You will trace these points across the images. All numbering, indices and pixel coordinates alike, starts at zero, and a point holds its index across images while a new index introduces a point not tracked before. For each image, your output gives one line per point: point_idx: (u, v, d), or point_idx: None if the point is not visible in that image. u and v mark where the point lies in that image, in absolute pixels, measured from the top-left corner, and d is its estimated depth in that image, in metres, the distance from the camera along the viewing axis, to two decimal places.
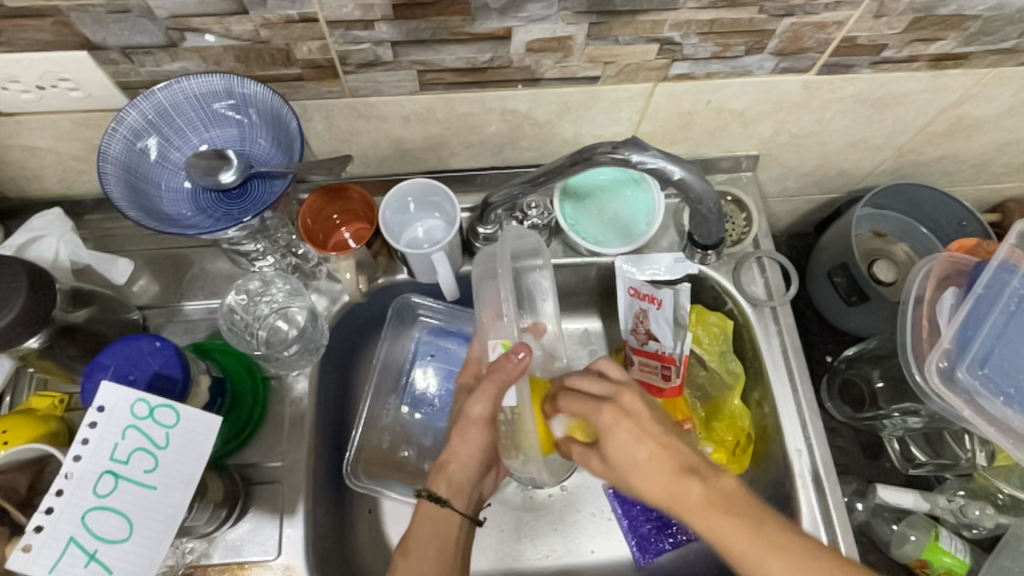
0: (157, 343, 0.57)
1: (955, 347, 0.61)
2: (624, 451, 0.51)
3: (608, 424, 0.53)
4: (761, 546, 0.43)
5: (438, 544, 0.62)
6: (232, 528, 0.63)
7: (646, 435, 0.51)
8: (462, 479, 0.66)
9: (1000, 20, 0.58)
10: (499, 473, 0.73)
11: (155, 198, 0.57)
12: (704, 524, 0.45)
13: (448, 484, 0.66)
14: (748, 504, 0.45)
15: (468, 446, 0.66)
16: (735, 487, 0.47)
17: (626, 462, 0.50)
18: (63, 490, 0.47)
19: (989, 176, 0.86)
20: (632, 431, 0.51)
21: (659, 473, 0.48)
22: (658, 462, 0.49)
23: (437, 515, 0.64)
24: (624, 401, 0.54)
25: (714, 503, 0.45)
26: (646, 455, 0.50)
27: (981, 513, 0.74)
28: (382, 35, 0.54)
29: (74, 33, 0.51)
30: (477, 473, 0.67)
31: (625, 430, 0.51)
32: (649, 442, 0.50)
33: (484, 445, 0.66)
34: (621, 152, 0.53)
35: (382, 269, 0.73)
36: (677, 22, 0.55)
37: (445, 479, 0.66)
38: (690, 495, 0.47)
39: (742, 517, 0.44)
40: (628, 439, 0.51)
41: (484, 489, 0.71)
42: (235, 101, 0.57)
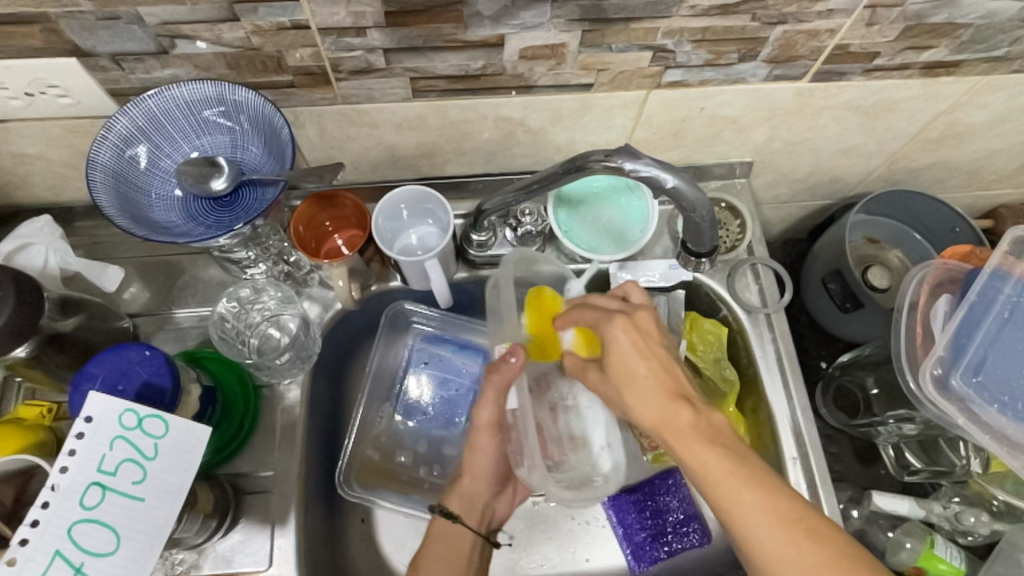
0: (146, 352, 0.56)
1: (949, 354, 0.61)
2: (627, 366, 0.52)
3: (614, 332, 0.53)
4: (738, 476, 0.44)
5: (449, 558, 0.65)
6: (222, 539, 0.63)
7: (650, 356, 0.52)
8: (473, 495, 0.70)
9: (992, 28, 0.58)
10: (521, 489, 0.74)
11: (145, 205, 0.56)
12: (688, 449, 0.47)
13: (461, 500, 0.70)
14: (734, 440, 0.47)
15: (478, 461, 0.70)
16: (726, 425, 0.48)
17: (625, 376, 0.51)
18: (49, 502, 0.47)
19: (982, 182, 0.87)
20: (637, 346, 0.52)
21: (654, 393, 0.50)
22: (656, 382, 0.50)
23: (447, 530, 0.68)
24: (635, 319, 0.54)
25: (702, 430, 0.47)
26: (647, 377, 0.51)
27: (976, 520, 0.74)
28: (374, 42, 0.54)
29: (63, 39, 0.51)
30: (489, 489, 0.71)
31: (629, 344, 0.52)
32: (649, 362, 0.51)
33: (496, 459, 0.70)
34: (614, 160, 0.53)
35: (375, 276, 0.73)
36: (670, 30, 0.55)
37: (457, 494, 0.70)
38: (684, 418, 0.48)
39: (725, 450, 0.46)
40: (631, 352, 0.52)
41: (501, 508, 0.73)
42: (226, 107, 0.56)
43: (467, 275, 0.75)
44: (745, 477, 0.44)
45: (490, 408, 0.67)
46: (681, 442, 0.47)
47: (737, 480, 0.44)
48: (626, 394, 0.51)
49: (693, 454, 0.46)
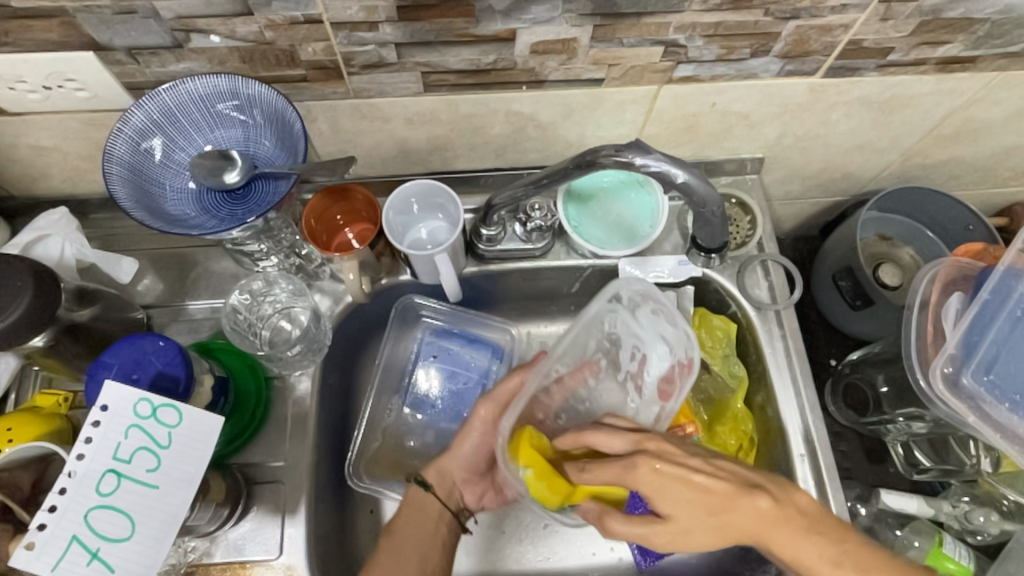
0: (160, 343, 0.57)
1: (960, 352, 0.61)
2: (685, 506, 0.50)
3: (648, 481, 0.50)
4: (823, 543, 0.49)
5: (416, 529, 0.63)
6: (233, 527, 0.64)
7: (688, 475, 0.50)
8: (450, 471, 0.67)
9: (1009, 23, 0.57)
10: (494, 496, 0.70)
11: (160, 198, 0.57)
12: (795, 556, 0.49)
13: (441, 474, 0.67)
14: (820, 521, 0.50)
15: (469, 445, 0.67)
16: (808, 503, 0.51)
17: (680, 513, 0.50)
18: (66, 488, 0.48)
19: (996, 180, 0.86)
20: (678, 479, 0.50)
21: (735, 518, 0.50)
22: (706, 502, 0.50)
23: (421, 498, 0.65)
24: (652, 447, 0.53)
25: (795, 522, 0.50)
26: (704, 508, 0.50)
27: (985, 520, 0.73)
28: (386, 36, 0.54)
29: (81, 33, 0.52)
30: (467, 474, 0.68)
31: (671, 482, 0.50)
32: (696, 481, 0.50)
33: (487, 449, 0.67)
34: (624, 155, 0.53)
35: (386, 269, 0.74)
36: (682, 24, 0.55)
37: (437, 469, 0.67)
38: (762, 512, 0.50)
39: (823, 535, 0.49)
40: (673, 488, 0.50)
41: (470, 497, 0.69)
42: (239, 101, 0.57)
43: (476, 269, 0.75)
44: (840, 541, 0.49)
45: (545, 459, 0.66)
46: (785, 549, 0.50)
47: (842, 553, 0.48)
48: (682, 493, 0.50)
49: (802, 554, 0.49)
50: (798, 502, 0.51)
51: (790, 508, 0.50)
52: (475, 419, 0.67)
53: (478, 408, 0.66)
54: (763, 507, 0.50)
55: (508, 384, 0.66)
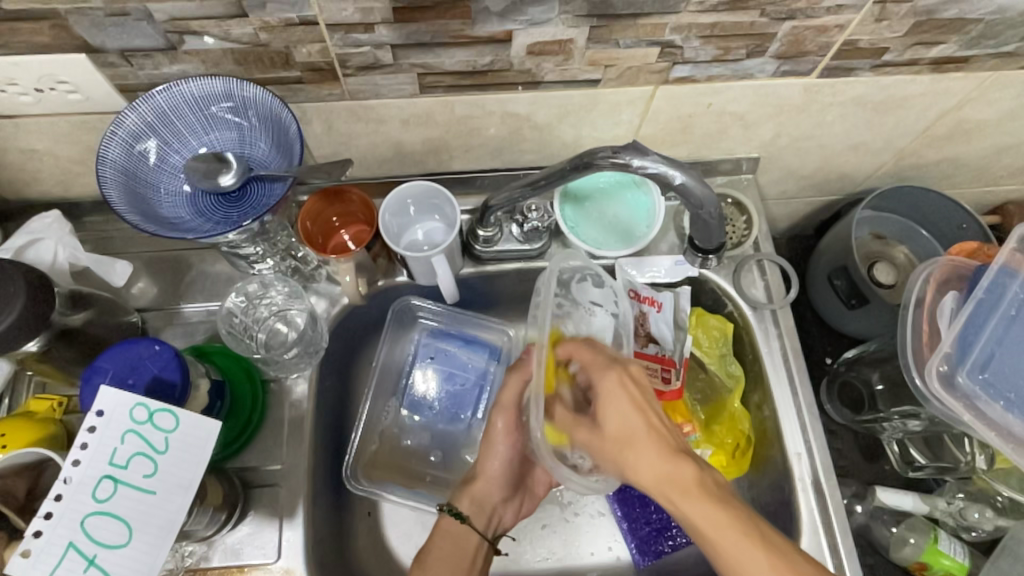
0: (156, 347, 0.57)
1: (955, 351, 0.61)
2: (621, 423, 0.52)
3: (609, 387, 0.54)
4: (733, 523, 0.45)
5: (453, 560, 0.64)
6: (231, 531, 0.63)
7: (646, 409, 0.52)
8: (484, 496, 0.69)
9: (1002, 24, 0.58)
10: (528, 500, 0.73)
11: (154, 201, 0.57)
12: (687, 514, 0.46)
13: (471, 501, 0.69)
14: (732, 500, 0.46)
15: (495, 461, 0.70)
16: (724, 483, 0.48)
17: (619, 428, 0.52)
18: (62, 495, 0.47)
19: (989, 178, 0.86)
20: (632, 401, 0.53)
21: (651, 453, 0.49)
22: (652, 435, 0.50)
23: (455, 530, 0.67)
24: (633, 376, 0.55)
25: (702, 486, 0.47)
26: (639, 436, 0.51)
27: (980, 516, 0.75)
28: (382, 38, 0.54)
29: (73, 36, 0.51)
30: (501, 492, 0.70)
31: (625, 395, 0.53)
32: (647, 417, 0.52)
33: (513, 459, 0.70)
34: (621, 157, 0.53)
35: (382, 271, 0.73)
36: (678, 25, 0.55)
37: (467, 495, 0.69)
38: (677, 480, 0.48)
39: (723, 505, 0.46)
40: (623, 408, 0.53)
41: (507, 515, 0.71)
42: (234, 104, 0.57)
43: (473, 271, 0.75)
44: (758, 541, 0.44)
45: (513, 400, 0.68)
46: (685, 500, 0.47)
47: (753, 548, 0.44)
48: (630, 410, 0.52)
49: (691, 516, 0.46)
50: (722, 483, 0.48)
51: (707, 477, 0.48)
52: (494, 435, 0.70)
53: (495, 419, 0.70)
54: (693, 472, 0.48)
55: (511, 389, 0.68)
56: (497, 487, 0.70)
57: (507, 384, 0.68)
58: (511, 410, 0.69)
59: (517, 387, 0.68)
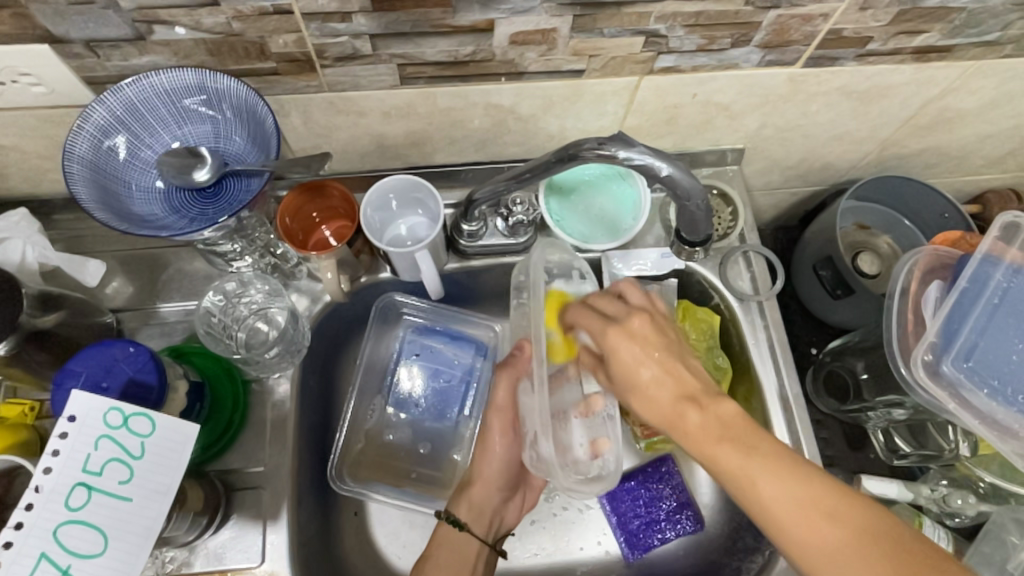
0: (131, 349, 0.55)
1: (940, 341, 0.61)
2: (636, 372, 0.52)
3: (611, 344, 0.53)
4: (762, 471, 0.45)
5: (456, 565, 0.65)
6: (213, 535, 0.62)
7: (650, 357, 0.52)
8: (483, 502, 0.68)
9: (984, 12, 0.58)
10: (530, 495, 0.73)
11: (126, 198, 0.55)
12: (709, 452, 0.47)
13: (470, 508, 0.68)
14: (746, 430, 0.47)
15: (492, 463, 0.69)
16: (734, 414, 0.48)
17: (626, 376, 0.52)
18: (34, 504, 0.46)
19: (969, 168, 0.87)
20: (648, 342, 0.52)
21: (659, 395, 0.51)
22: (658, 384, 0.51)
23: (456, 536, 0.67)
24: (638, 321, 0.54)
25: (709, 429, 0.48)
26: (659, 388, 0.51)
27: (963, 502, 0.76)
28: (361, 27, 0.52)
29: (35, 25, 0.49)
30: (499, 495, 0.69)
31: (622, 345, 0.53)
32: (656, 353, 0.52)
33: (507, 462, 0.69)
34: (607, 149, 0.52)
35: (365, 267, 0.72)
36: (663, 14, 0.54)
37: (466, 502, 0.68)
38: (688, 422, 0.49)
39: (736, 442, 0.47)
40: (634, 360, 0.52)
41: (511, 514, 0.71)
42: (207, 96, 0.55)
43: (457, 265, 0.74)
44: (790, 476, 0.45)
45: (505, 397, 0.68)
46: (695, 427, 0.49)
47: (786, 488, 0.44)
48: (644, 350, 0.52)
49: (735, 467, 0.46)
50: (770, 442, 0.47)
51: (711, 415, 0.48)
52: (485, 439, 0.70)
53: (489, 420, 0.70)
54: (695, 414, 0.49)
55: (502, 389, 0.68)
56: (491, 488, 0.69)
57: (496, 385, 0.69)
58: (505, 412, 0.69)
59: (507, 387, 0.68)
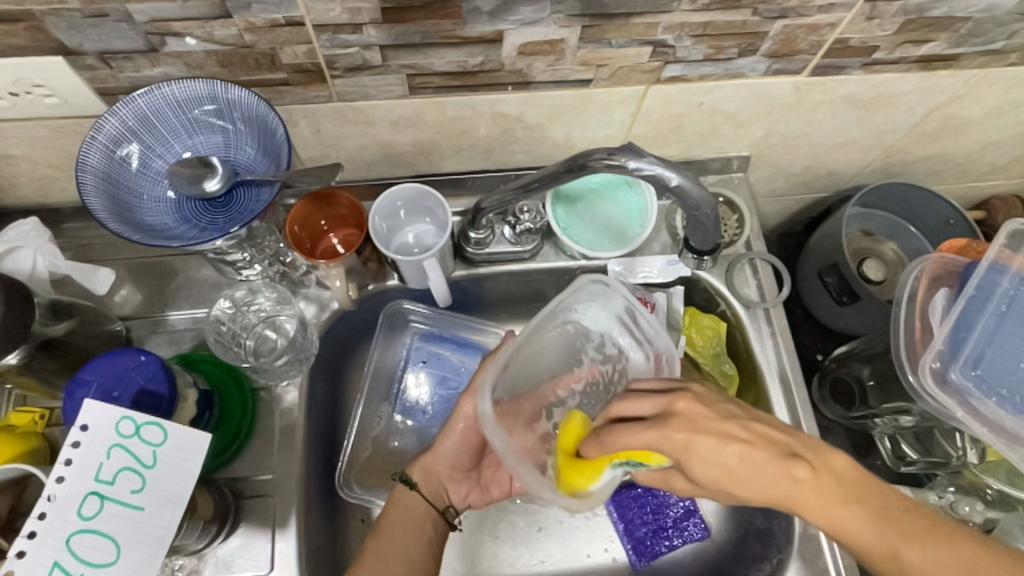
0: (142, 357, 0.55)
1: (948, 349, 0.62)
2: (719, 468, 0.48)
3: (683, 443, 0.49)
4: (899, 538, 0.45)
5: (404, 528, 0.62)
6: (222, 543, 0.62)
7: (731, 436, 0.49)
8: (434, 470, 0.67)
9: (990, 21, 0.58)
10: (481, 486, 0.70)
11: (137, 208, 0.55)
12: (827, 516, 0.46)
13: (423, 473, 0.66)
14: (865, 485, 0.47)
15: (450, 441, 0.67)
16: (845, 468, 0.47)
17: (717, 472, 0.48)
18: (46, 513, 0.46)
19: (974, 174, 0.87)
20: (710, 434, 0.49)
21: (766, 477, 0.47)
22: (751, 462, 0.48)
23: (406, 499, 0.65)
24: (685, 406, 0.51)
25: (833, 492, 0.46)
26: (755, 468, 0.47)
27: (970, 509, 0.74)
28: (371, 38, 0.53)
29: (49, 38, 0.49)
30: (453, 471, 0.68)
31: (705, 442, 0.48)
32: (740, 448, 0.48)
33: (465, 442, 0.67)
34: (616, 159, 0.52)
35: (372, 275, 0.72)
36: (671, 25, 0.55)
37: (423, 469, 0.66)
38: (803, 479, 0.47)
39: (865, 505, 0.46)
40: (715, 449, 0.48)
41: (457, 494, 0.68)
42: (218, 106, 0.55)
43: (465, 273, 0.74)
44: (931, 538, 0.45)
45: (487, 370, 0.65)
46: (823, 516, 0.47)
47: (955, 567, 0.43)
48: (725, 443, 0.48)
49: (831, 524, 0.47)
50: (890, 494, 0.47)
51: (827, 475, 0.47)
52: (458, 416, 0.66)
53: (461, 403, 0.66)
54: (799, 479, 0.47)
55: (483, 374, 0.65)
56: (449, 461, 0.67)
57: None
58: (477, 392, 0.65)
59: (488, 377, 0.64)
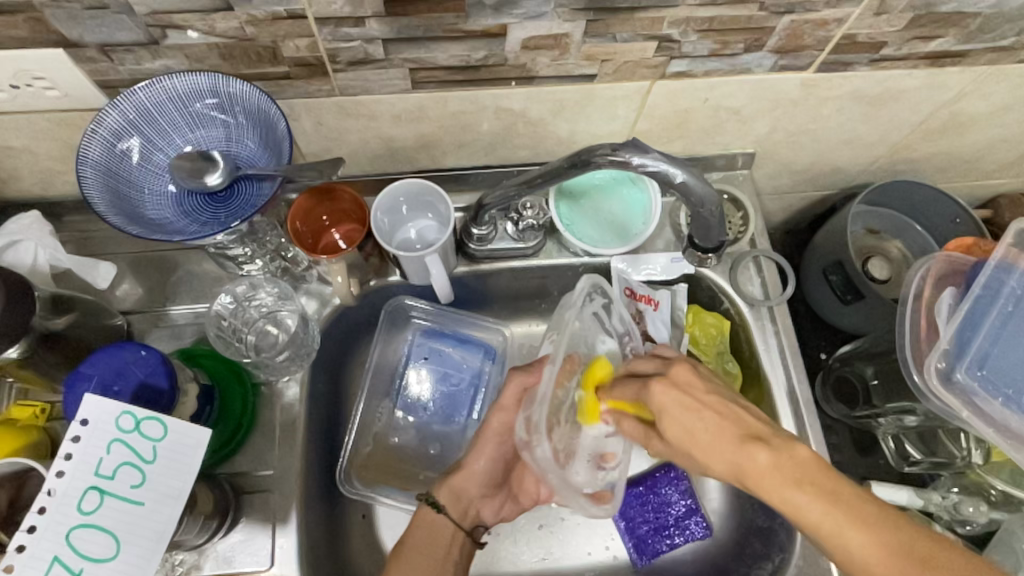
0: (143, 352, 0.55)
1: (953, 348, 0.61)
2: (685, 431, 0.48)
3: (659, 401, 0.50)
4: (845, 522, 0.40)
5: (427, 548, 0.63)
6: (222, 539, 0.62)
7: (701, 406, 0.48)
8: (462, 488, 0.67)
9: (999, 17, 0.57)
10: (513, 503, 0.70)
11: (138, 201, 0.55)
12: (773, 497, 0.42)
13: (449, 491, 0.67)
14: (827, 475, 0.42)
15: (480, 460, 0.67)
16: (809, 455, 0.43)
17: (683, 436, 0.48)
18: (46, 507, 0.46)
19: (981, 172, 0.86)
20: (687, 403, 0.49)
21: (718, 445, 0.46)
22: (715, 431, 0.47)
23: (433, 518, 0.65)
24: (679, 373, 0.51)
25: (782, 469, 0.42)
26: (710, 430, 0.47)
27: (975, 510, 0.73)
28: (373, 32, 0.52)
29: (49, 30, 0.49)
30: (482, 488, 0.68)
31: (679, 401, 0.49)
32: (705, 412, 0.48)
33: (495, 460, 0.68)
34: (620, 155, 0.52)
35: (373, 270, 0.72)
36: (676, 19, 0.54)
37: (448, 488, 0.67)
38: (756, 462, 0.43)
39: (817, 489, 0.41)
40: (682, 413, 0.48)
41: (488, 511, 0.69)
42: (220, 100, 0.55)
43: (467, 269, 0.73)
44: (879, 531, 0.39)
45: (515, 389, 0.66)
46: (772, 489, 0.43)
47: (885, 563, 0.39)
48: (702, 405, 0.48)
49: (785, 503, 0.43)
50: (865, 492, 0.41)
51: (785, 457, 0.43)
52: (488, 433, 0.68)
53: (491, 417, 0.68)
54: (752, 458, 0.44)
55: (512, 389, 0.66)
56: (476, 479, 0.67)
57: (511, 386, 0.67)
58: (511, 409, 0.67)
59: (517, 392, 0.66)
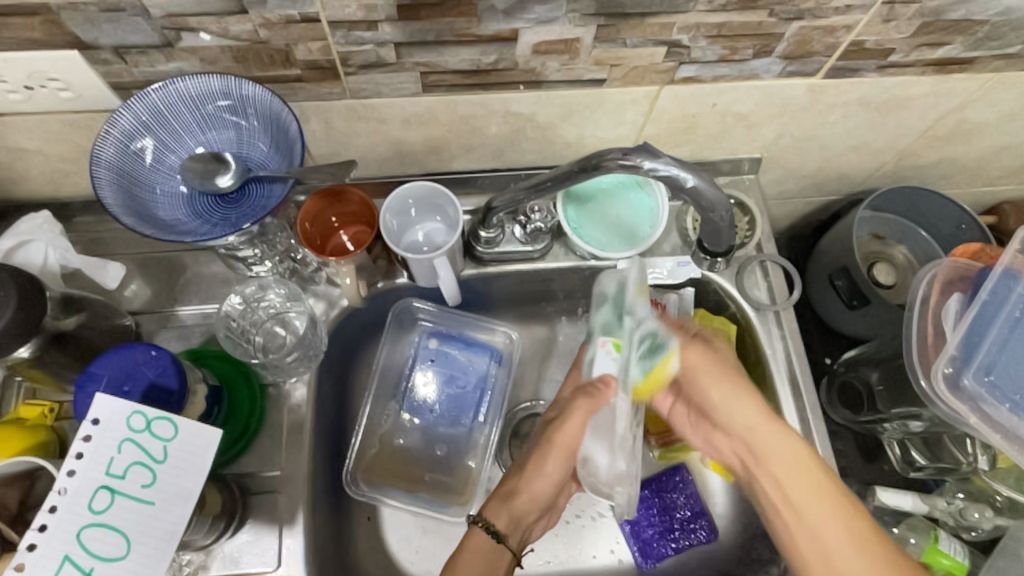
0: (153, 352, 0.55)
1: (960, 354, 0.61)
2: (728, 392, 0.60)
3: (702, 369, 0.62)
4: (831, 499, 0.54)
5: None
6: (230, 539, 0.62)
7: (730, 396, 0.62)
8: (523, 516, 0.64)
9: (1007, 25, 0.57)
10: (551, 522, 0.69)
11: (150, 202, 0.55)
12: (779, 447, 0.57)
13: (508, 518, 0.63)
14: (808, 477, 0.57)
15: (542, 483, 0.65)
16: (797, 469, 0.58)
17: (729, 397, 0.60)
18: (58, 506, 0.46)
19: (986, 179, 0.86)
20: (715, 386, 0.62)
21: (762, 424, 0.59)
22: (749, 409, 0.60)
23: (491, 548, 0.60)
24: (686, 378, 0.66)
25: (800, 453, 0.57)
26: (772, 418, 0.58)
27: (980, 516, 0.75)
28: (385, 36, 0.53)
29: (65, 32, 0.49)
30: (539, 513, 0.65)
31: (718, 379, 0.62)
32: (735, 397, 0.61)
33: (557, 485, 0.66)
34: (631, 159, 0.52)
35: (381, 273, 0.72)
36: (686, 25, 0.55)
37: (508, 512, 0.63)
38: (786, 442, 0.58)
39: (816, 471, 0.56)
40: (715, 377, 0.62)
41: (535, 534, 0.67)
42: (232, 102, 0.55)
43: (474, 272, 0.74)
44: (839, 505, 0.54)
45: (575, 424, 0.64)
46: (782, 461, 0.56)
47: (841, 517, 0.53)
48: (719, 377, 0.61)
49: (779, 475, 0.56)
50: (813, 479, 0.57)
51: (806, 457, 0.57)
52: (551, 460, 0.65)
53: (556, 437, 0.64)
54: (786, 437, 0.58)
55: (577, 416, 0.64)
56: (536, 503, 0.65)
57: (574, 413, 0.64)
58: (570, 435, 0.64)
59: (582, 419, 0.64)
